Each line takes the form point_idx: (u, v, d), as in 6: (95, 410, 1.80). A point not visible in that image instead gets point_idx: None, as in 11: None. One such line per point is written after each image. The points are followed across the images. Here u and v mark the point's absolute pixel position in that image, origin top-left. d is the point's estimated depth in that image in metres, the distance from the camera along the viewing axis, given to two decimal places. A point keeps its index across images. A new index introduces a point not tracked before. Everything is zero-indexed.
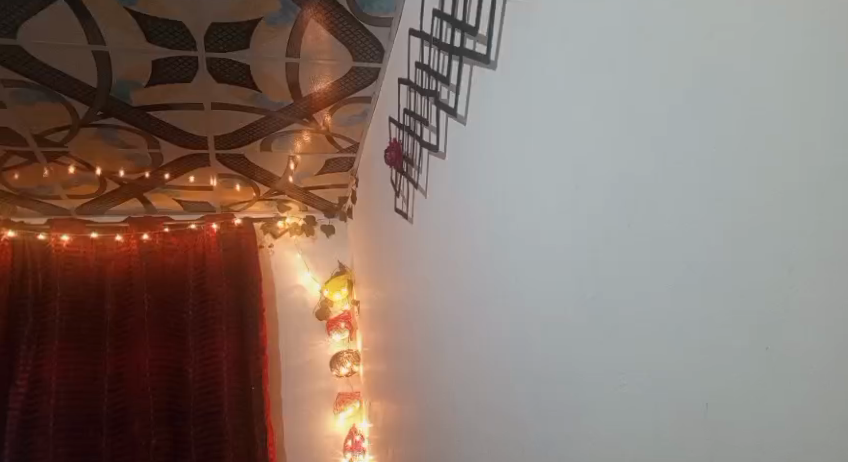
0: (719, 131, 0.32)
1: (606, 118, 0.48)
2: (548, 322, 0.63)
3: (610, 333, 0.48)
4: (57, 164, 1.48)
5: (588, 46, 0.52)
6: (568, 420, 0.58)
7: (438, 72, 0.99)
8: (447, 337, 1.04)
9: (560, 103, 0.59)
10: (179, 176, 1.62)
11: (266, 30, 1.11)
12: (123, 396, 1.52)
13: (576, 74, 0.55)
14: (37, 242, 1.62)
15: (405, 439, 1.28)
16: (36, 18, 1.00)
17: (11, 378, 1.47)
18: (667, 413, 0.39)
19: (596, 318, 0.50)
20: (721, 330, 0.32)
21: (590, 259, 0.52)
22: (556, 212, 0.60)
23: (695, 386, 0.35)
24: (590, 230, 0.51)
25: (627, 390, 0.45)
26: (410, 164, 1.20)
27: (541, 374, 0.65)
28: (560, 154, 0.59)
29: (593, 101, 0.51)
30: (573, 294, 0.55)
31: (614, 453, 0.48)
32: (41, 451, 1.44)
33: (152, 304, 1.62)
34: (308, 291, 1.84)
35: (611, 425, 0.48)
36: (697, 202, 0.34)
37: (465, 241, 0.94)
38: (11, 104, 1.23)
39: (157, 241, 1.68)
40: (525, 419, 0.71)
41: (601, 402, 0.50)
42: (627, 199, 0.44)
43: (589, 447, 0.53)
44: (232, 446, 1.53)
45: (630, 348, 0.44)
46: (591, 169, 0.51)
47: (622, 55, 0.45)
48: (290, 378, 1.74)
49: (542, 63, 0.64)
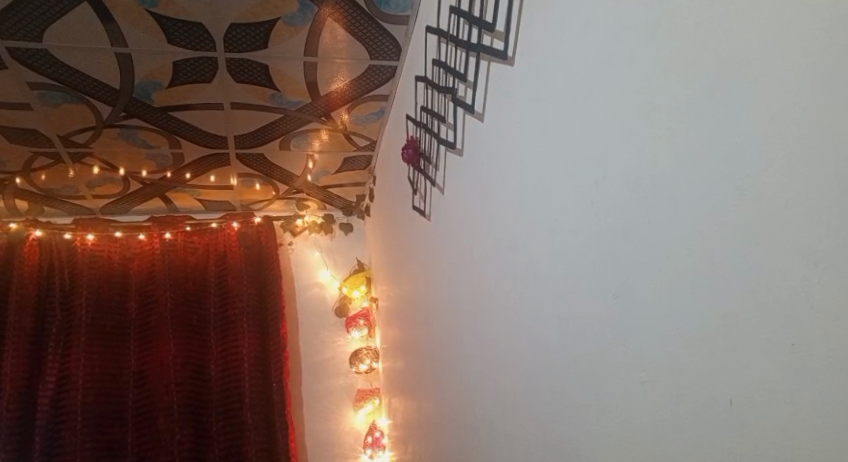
0: (742, 123, 0.31)
1: (625, 113, 0.48)
2: (568, 318, 0.62)
3: (630, 329, 0.47)
4: (81, 164, 1.51)
5: (606, 43, 0.52)
6: (589, 417, 0.58)
7: (456, 69, 0.99)
8: (466, 333, 1.04)
9: (578, 99, 0.58)
10: (199, 176, 1.64)
11: (283, 30, 1.12)
12: (147, 392, 1.54)
13: (594, 71, 0.54)
14: (63, 240, 1.65)
15: (425, 435, 1.29)
16: (61, 21, 1.02)
17: (41, 374, 1.50)
18: (689, 410, 0.39)
19: (616, 314, 0.50)
20: (744, 325, 0.32)
21: (609, 255, 0.51)
22: (575, 208, 0.60)
23: (718, 383, 0.35)
24: (610, 226, 0.51)
25: (648, 386, 0.45)
26: (427, 161, 1.20)
27: (562, 371, 0.65)
28: (579, 150, 0.58)
29: (612, 97, 0.50)
30: (593, 290, 0.55)
31: (636, 450, 0.47)
32: (69, 447, 1.46)
33: (175, 301, 1.64)
34: (327, 289, 1.86)
35: (632, 422, 0.48)
36: (720, 196, 0.34)
37: (484, 238, 0.94)
38: (38, 106, 1.25)
39: (178, 239, 1.71)
40: (545, 416, 0.71)
41: (622, 399, 0.50)
42: (648, 195, 0.44)
43: (611, 445, 0.53)
44: (254, 442, 1.54)
45: (650, 344, 0.44)
46: (612, 164, 0.51)
47: (641, 49, 0.45)
48: (310, 375, 1.76)
49: (560, 59, 0.63)
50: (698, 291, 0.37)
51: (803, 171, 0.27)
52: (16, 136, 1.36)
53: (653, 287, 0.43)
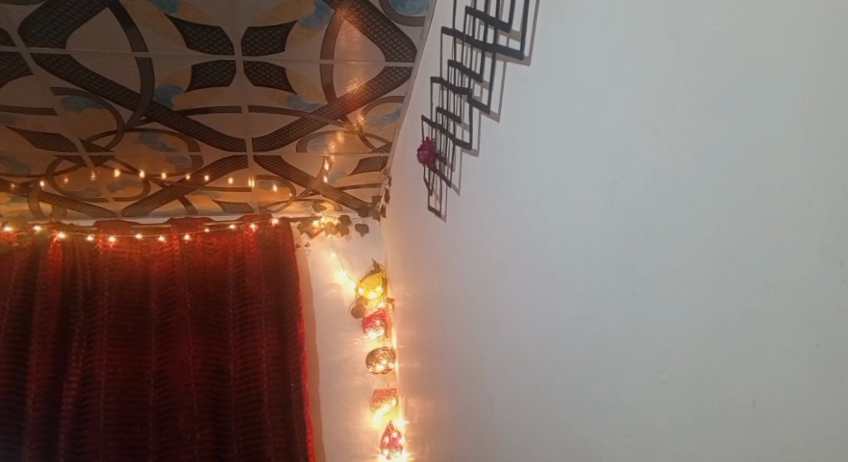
0: (763, 122, 0.31)
1: (644, 112, 0.48)
2: (587, 318, 0.62)
3: (650, 330, 0.47)
4: (103, 167, 1.53)
5: (624, 41, 0.52)
6: (609, 418, 0.57)
7: (471, 70, 0.99)
8: (484, 333, 1.04)
9: (596, 98, 0.58)
10: (218, 178, 1.66)
11: (300, 33, 1.13)
12: (168, 391, 1.56)
13: (612, 70, 0.54)
14: (85, 242, 1.68)
15: (442, 435, 1.29)
16: (84, 26, 1.04)
17: (65, 374, 1.53)
18: (710, 411, 0.39)
19: (635, 315, 0.50)
20: (766, 325, 0.31)
21: (628, 255, 0.51)
22: (593, 208, 0.59)
23: (740, 383, 0.35)
24: (629, 225, 0.51)
25: (669, 386, 0.44)
26: (443, 162, 1.21)
27: (581, 372, 0.64)
28: (597, 149, 0.58)
29: (630, 96, 0.50)
30: (612, 290, 0.55)
31: (657, 451, 0.47)
32: (92, 445, 1.48)
33: (194, 302, 1.66)
34: (344, 289, 1.87)
35: (652, 422, 0.48)
36: (741, 195, 0.34)
37: (501, 238, 0.94)
38: (61, 111, 1.28)
39: (197, 240, 1.74)
40: (564, 417, 0.71)
41: (641, 400, 0.49)
42: (667, 194, 0.44)
43: (630, 446, 0.52)
44: (273, 441, 1.55)
45: (671, 345, 0.44)
46: (630, 163, 0.50)
47: (661, 48, 0.44)
48: (327, 375, 1.77)
49: (577, 58, 0.63)
50: (719, 291, 0.36)
51: (825, 167, 0.26)
52: (40, 140, 1.38)
53: (673, 286, 0.43)
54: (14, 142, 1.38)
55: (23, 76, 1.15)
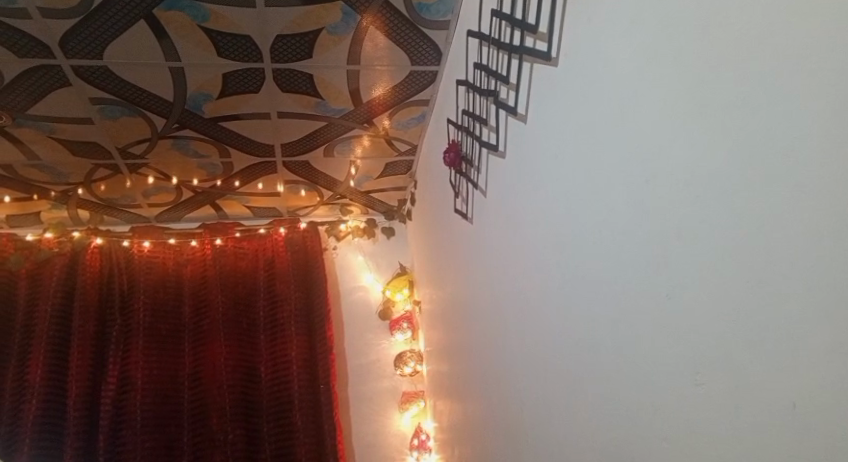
0: (799, 120, 0.31)
1: (675, 112, 0.47)
2: (618, 319, 0.62)
3: (683, 332, 0.47)
4: (137, 174, 1.57)
5: (653, 41, 0.51)
6: (642, 420, 0.57)
7: (497, 71, 0.99)
8: (512, 336, 1.03)
9: (626, 99, 0.58)
10: (248, 184, 1.69)
11: (327, 39, 1.15)
12: (202, 393, 1.58)
13: (642, 70, 0.54)
14: (121, 247, 1.73)
15: (472, 437, 1.28)
16: (120, 38, 1.07)
17: (104, 376, 1.57)
18: (748, 415, 0.38)
19: (669, 317, 0.50)
20: (806, 326, 0.31)
21: (661, 255, 0.51)
22: (624, 209, 0.59)
23: (779, 385, 0.34)
24: (662, 225, 0.50)
25: (706, 388, 0.44)
26: (469, 164, 1.21)
27: (613, 374, 0.64)
28: (627, 149, 0.58)
29: (662, 95, 0.50)
30: (645, 292, 0.54)
31: (694, 455, 0.46)
32: (129, 445, 1.51)
33: (226, 305, 1.69)
34: (371, 292, 1.88)
35: (689, 425, 0.47)
36: (777, 193, 0.33)
37: (530, 240, 0.94)
38: (98, 120, 1.32)
39: (229, 245, 1.77)
40: (596, 419, 0.70)
41: (677, 403, 0.49)
42: (700, 193, 0.43)
43: (665, 448, 0.52)
44: (303, 443, 1.56)
45: (706, 347, 0.43)
46: (662, 164, 0.50)
47: (690, 47, 0.44)
48: (356, 377, 1.78)
49: (605, 59, 0.63)
50: (755, 291, 0.36)
51: None
52: (78, 149, 1.42)
53: (708, 285, 0.42)
54: (54, 152, 1.43)
55: (63, 88, 1.19)
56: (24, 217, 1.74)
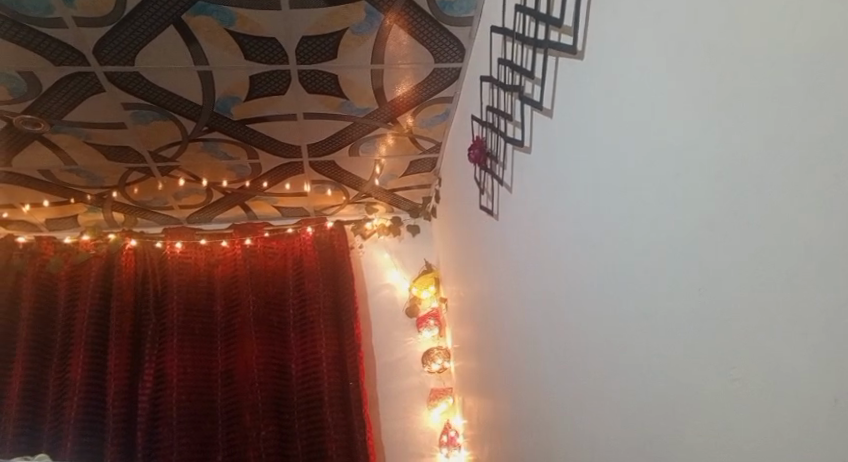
0: (830, 109, 0.30)
1: (705, 105, 0.47)
2: (650, 315, 0.61)
3: (718, 327, 0.46)
4: (169, 177, 1.61)
5: (680, 33, 0.51)
6: (677, 417, 0.56)
7: (522, 67, 0.99)
8: (542, 332, 1.03)
9: (655, 91, 0.57)
10: (276, 184, 1.71)
11: (351, 40, 1.16)
12: (235, 391, 1.61)
13: (671, 62, 0.53)
14: (154, 248, 1.78)
15: (502, 434, 1.28)
16: (151, 43, 1.10)
17: (141, 374, 1.61)
18: (787, 410, 0.37)
19: (702, 314, 0.49)
20: (842, 319, 0.30)
21: (694, 249, 0.50)
22: (654, 204, 0.58)
23: (817, 381, 0.33)
24: (693, 219, 0.50)
25: (741, 384, 0.43)
26: (494, 160, 1.21)
27: (645, 369, 0.63)
28: (658, 142, 0.57)
29: (692, 86, 0.49)
30: (678, 288, 0.53)
31: (731, 454, 0.45)
32: (166, 442, 1.54)
33: (257, 304, 1.72)
34: (397, 290, 1.89)
35: (726, 424, 0.46)
36: (812, 183, 0.32)
37: (556, 234, 0.93)
38: (131, 124, 1.35)
39: (258, 244, 1.80)
40: (628, 414, 0.69)
41: (712, 399, 0.48)
42: (732, 186, 0.42)
43: (700, 445, 0.51)
44: (334, 439, 1.57)
45: (742, 343, 0.42)
46: (693, 157, 0.49)
47: (719, 39, 0.43)
48: (385, 374, 1.79)
49: (631, 51, 0.63)
50: (793, 284, 0.35)
51: None
52: (113, 153, 1.46)
53: (742, 279, 0.41)
54: (89, 157, 1.47)
55: (97, 94, 1.23)
56: (63, 221, 1.80)
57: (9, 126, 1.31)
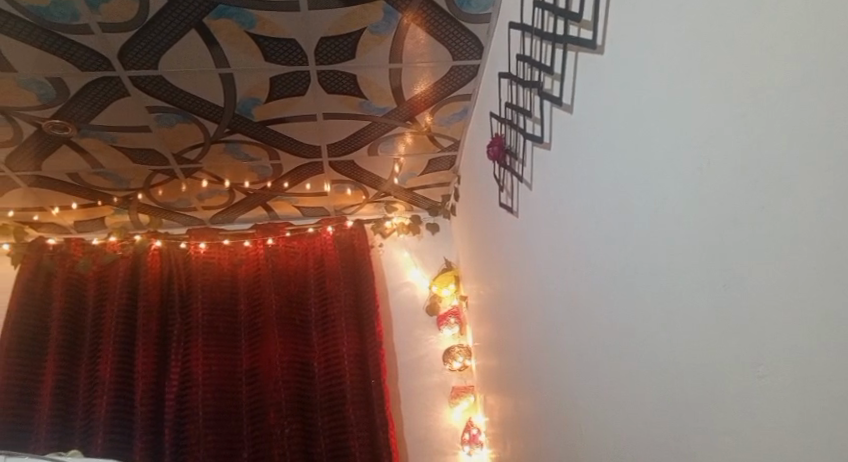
0: None
1: (724, 98, 0.45)
2: (674, 312, 0.60)
3: (742, 325, 0.45)
4: (192, 179, 1.63)
5: (700, 25, 0.50)
6: (702, 415, 0.55)
7: (541, 62, 0.98)
8: (564, 329, 1.02)
9: (676, 85, 0.56)
10: (297, 184, 1.73)
11: (370, 39, 1.16)
12: (259, 389, 1.63)
13: (690, 54, 0.52)
14: (178, 249, 1.81)
15: (525, 431, 1.27)
16: (173, 47, 1.12)
17: (167, 372, 1.64)
18: (813, 409, 0.36)
19: (727, 311, 0.48)
20: None
21: (716, 246, 0.49)
22: (677, 201, 0.57)
23: (843, 379, 0.32)
24: (716, 215, 0.48)
25: (768, 382, 0.42)
26: (513, 157, 1.21)
27: (669, 366, 0.62)
28: (679, 137, 0.56)
29: (712, 79, 0.48)
30: (702, 284, 0.52)
31: (761, 457, 0.44)
32: (193, 439, 1.56)
33: (279, 303, 1.73)
34: (418, 288, 1.90)
35: (755, 426, 0.44)
36: (835, 174, 0.31)
37: (578, 231, 0.92)
38: (154, 128, 1.38)
39: (280, 244, 1.83)
40: (652, 412, 0.68)
41: (738, 397, 0.47)
42: (756, 180, 0.41)
43: (726, 444, 0.50)
44: (357, 437, 1.58)
45: (767, 340, 0.41)
46: (715, 151, 0.48)
47: (739, 30, 0.42)
48: (407, 372, 1.80)
49: (651, 44, 0.61)
50: (818, 280, 0.34)
51: None
52: (137, 156, 1.49)
53: (768, 275, 0.40)
54: (115, 160, 1.50)
55: (122, 98, 1.25)
56: (91, 223, 1.84)
57: (38, 131, 1.35)
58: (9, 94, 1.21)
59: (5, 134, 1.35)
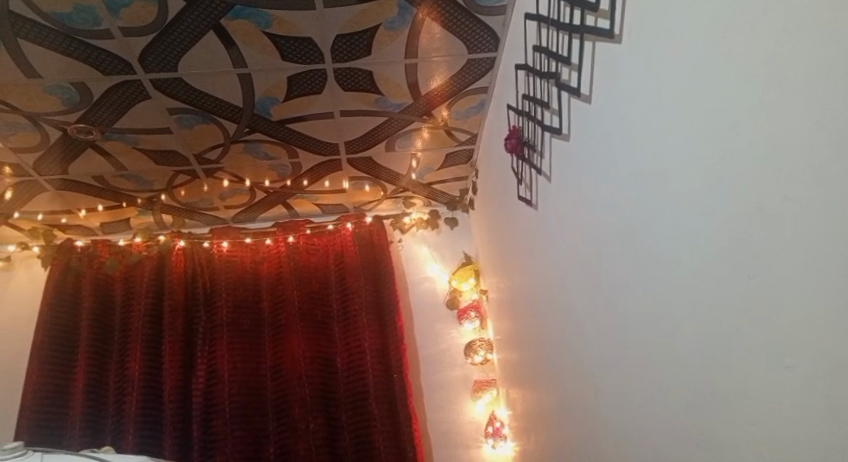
0: None
1: (745, 86, 0.44)
2: (696, 303, 0.59)
3: (767, 315, 0.44)
4: (213, 178, 1.65)
5: (719, 11, 0.48)
6: (725, 405, 0.54)
7: (558, 53, 0.97)
8: (585, 320, 1.01)
9: (696, 72, 0.54)
10: (316, 182, 1.74)
11: (385, 36, 1.16)
12: (283, 385, 1.65)
13: (709, 40, 0.51)
14: (202, 248, 1.84)
15: (549, 424, 1.27)
16: (192, 49, 1.13)
17: (194, 369, 1.67)
18: (841, 399, 0.35)
19: (750, 301, 0.47)
20: None
21: (739, 235, 0.47)
22: (698, 190, 0.56)
23: None
24: (739, 204, 0.47)
25: (794, 373, 0.41)
26: (531, 149, 1.20)
27: (693, 357, 0.61)
28: (700, 124, 0.54)
29: (730, 67, 0.47)
30: (724, 275, 0.51)
31: (791, 451, 0.43)
32: (221, 434, 1.59)
33: (302, 299, 1.75)
34: (438, 283, 1.90)
35: (783, 419, 0.43)
36: None
37: (598, 220, 0.92)
38: (176, 129, 1.40)
39: (301, 241, 1.84)
40: (676, 403, 0.68)
41: (762, 388, 0.46)
42: (780, 167, 0.40)
43: (752, 435, 0.49)
44: (380, 431, 1.59)
45: (793, 329, 0.40)
46: (735, 139, 0.47)
47: (757, 15, 0.41)
48: (429, 365, 1.81)
49: (670, 30, 0.60)
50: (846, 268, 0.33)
51: None
52: (160, 157, 1.52)
53: (793, 264, 0.40)
54: (139, 162, 1.53)
55: (144, 101, 1.28)
56: (117, 224, 1.88)
57: (64, 135, 1.38)
58: (35, 100, 1.24)
59: (32, 140, 1.38)
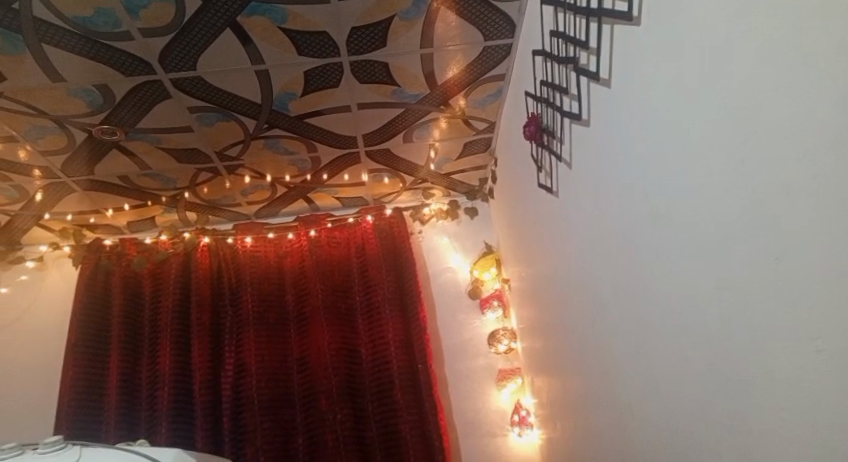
0: None
1: (767, 63, 0.43)
2: (722, 286, 0.58)
3: (796, 296, 0.43)
4: (235, 175, 1.68)
5: None
6: (754, 390, 0.53)
7: (575, 37, 0.96)
8: (610, 307, 1.00)
9: (717, 51, 0.53)
10: (335, 175, 1.75)
11: (399, 26, 1.16)
12: (309, 377, 1.68)
13: (731, 17, 0.49)
14: (226, 243, 1.87)
15: (575, 411, 1.27)
16: (210, 48, 1.14)
17: (222, 363, 1.70)
18: None
19: (778, 283, 0.46)
20: None
21: (765, 216, 0.46)
22: (720, 172, 0.55)
23: None
24: (764, 184, 0.46)
25: (823, 355, 0.40)
26: (551, 136, 1.19)
27: (719, 341, 0.60)
28: (722, 104, 0.53)
29: (752, 45, 0.45)
30: (750, 257, 0.50)
31: (822, 434, 0.41)
32: (251, 426, 1.62)
33: (326, 292, 1.77)
34: (459, 273, 1.91)
35: (814, 402, 0.42)
36: None
37: (619, 205, 0.91)
38: (198, 127, 1.42)
39: (322, 235, 1.85)
40: (702, 387, 0.67)
41: (791, 371, 0.45)
42: (807, 144, 0.38)
43: (781, 418, 0.48)
44: (407, 421, 1.61)
45: (822, 311, 0.39)
46: (758, 118, 0.45)
47: None
48: (452, 355, 1.81)
49: (690, 7, 0.58)
50: None
51: None
52: (182, 156, 1.54)
53: (821, 243, 0.38)
54: (162, 161, 1.56)
55: (165, 100, 1.30)
56: (143, 223, 1.92)
57: (89, 137, 1.41)
58: (60, 103, 1.27)
59: (60, 142, 1.42)
